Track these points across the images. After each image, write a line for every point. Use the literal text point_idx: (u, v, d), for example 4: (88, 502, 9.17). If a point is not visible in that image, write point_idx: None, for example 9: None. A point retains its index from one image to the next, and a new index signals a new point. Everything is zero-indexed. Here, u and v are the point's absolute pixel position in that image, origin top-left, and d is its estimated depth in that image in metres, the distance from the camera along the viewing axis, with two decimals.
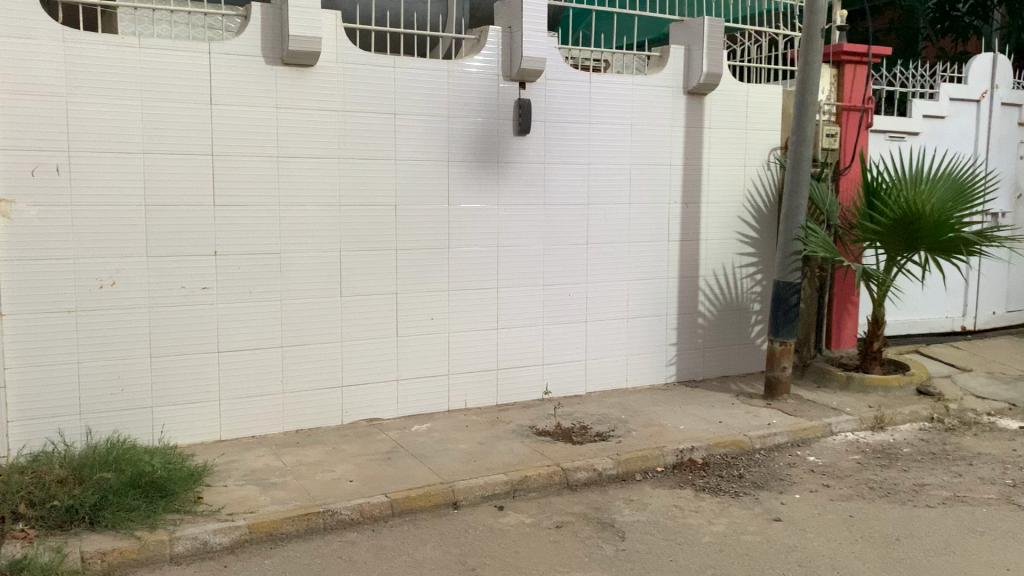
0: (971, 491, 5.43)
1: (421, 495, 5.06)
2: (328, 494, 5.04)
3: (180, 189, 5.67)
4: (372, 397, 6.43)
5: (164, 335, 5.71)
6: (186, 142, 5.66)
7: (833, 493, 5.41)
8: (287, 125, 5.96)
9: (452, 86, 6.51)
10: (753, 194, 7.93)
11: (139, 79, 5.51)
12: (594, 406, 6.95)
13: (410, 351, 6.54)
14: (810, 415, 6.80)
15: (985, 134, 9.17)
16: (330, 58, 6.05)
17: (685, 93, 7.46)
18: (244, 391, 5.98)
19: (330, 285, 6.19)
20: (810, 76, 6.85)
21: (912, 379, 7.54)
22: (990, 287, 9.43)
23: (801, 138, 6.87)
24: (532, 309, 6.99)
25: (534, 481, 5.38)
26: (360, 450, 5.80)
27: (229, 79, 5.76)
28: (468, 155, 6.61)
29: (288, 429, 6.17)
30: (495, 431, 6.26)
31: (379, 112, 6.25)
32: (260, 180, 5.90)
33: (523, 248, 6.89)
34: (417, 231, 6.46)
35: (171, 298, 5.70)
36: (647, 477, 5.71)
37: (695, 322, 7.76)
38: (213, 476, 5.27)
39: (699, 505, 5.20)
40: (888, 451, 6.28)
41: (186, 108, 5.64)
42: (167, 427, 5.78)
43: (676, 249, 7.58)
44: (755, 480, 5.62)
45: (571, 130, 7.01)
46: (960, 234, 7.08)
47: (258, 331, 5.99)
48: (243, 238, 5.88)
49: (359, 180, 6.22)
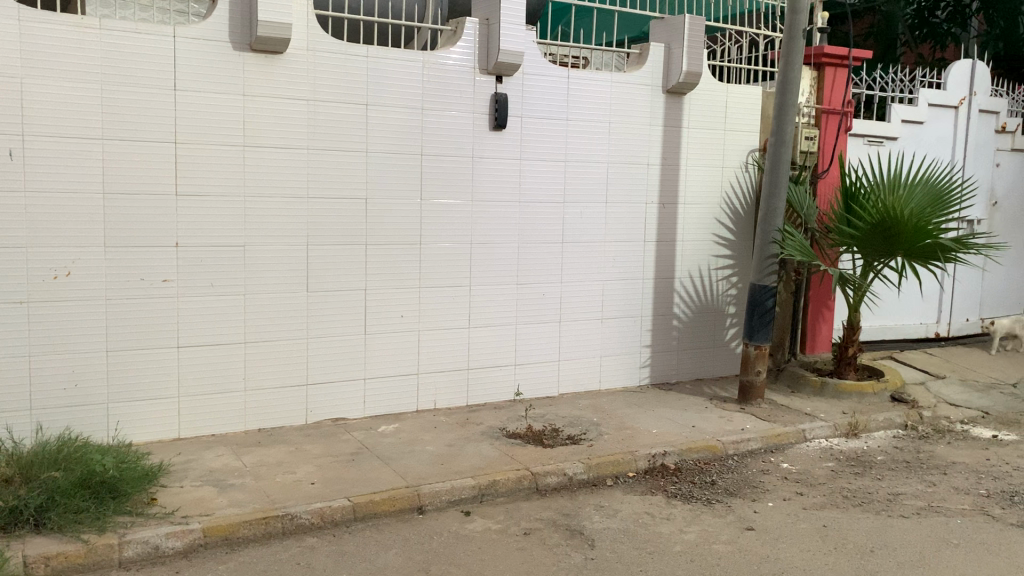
0: (945, 502, 5.35)
1: (385, 499, 4.89)
2: (288, 497, 4.86)
3: (140, 177, 5.46)
4: (338, 396, 6.25)
5: (122, 329, 5.49)
6: (149, 130, 5.45)
7: (806, 501, 5.32)
8: (255, 114, 5.76)
9: (427, 78, 6.34)
10: (731, 195, 7.83)
11: (99, 61, 5.29)
12: (566, 408, 6.81)
13: (378, 349, 6.37)
14: (784, 421, 6.71)
15: (962, 141, 9.14)
16: (300, 46, 5.87)
17: (664, 92, 7.34)
18: (204, 388, 5.78)
19: (296, 280, 6.00)
20: (791, 77, 6.74)
21: (886, 385, 7.48)
22: (964, 293, 9.41)
23: (780, 140, 6.77)
24: (504, 308, 6.84)
25: (502, 485, 5.23)
26: (324, 451, 5.62)
27: (194, 66, 5.55)
28: (442, 149, 6.44)
29: (250, 429, 5.98)
30: (465, 432, 6.10)
31: (351, 103, 6.07)
32: (225, 170, 5.70)
33: (497, 246, 6.74)
34: (388, 226, 6.28)
35: (130, 291, 5.49)
36: (619, 482, 5.58)
37: (670, 324, 7.65)
38: (169, 477, 5.07)
39: (671, 513, 5.07)
40: (862, 458, 6.20)
41: (148, 93, 5.43)
42: (123, 424, 5.57)
43: (652, 250, 7.46)
44: (728, 487, 5.52)
45: (547, 127, 6.86)
46: (937, 240, 7.01)
47: (221, 326, 5.79)
48: (207, 229, 5.67)
49: (328, 172, 6.04)
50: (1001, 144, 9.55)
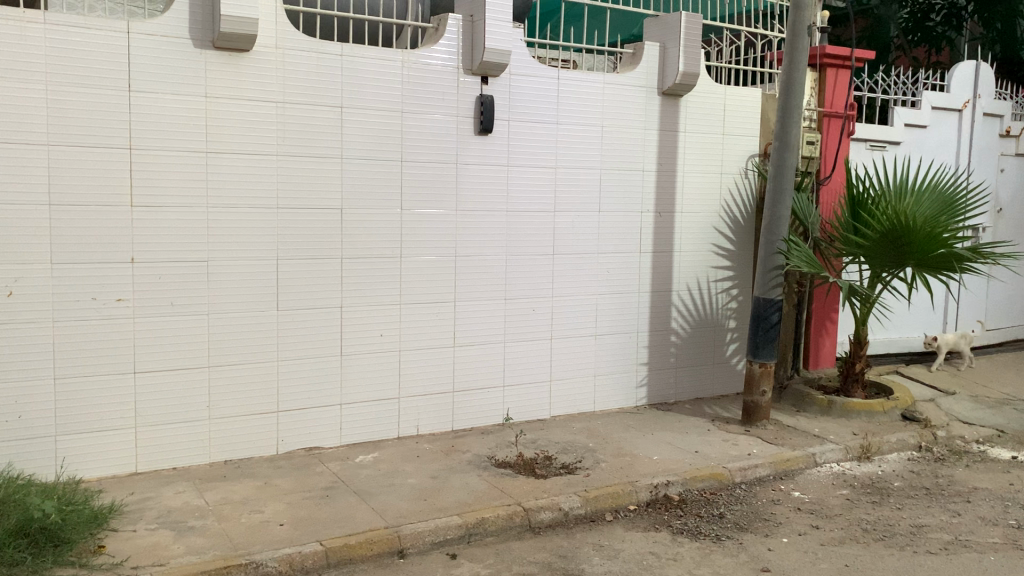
0: (973, 535, 4.91)
1: (361, 542, 4.40)
2: (253, 541, 4.36)
3: (91, 185, 4.96)
4: (312, 423, 5.76)
5: (71, 353, 4.99)
6: (101, 133, 4.96)
7: (823, 537, 4.87)
8: (218, 117, 5.28)
9: (407, 78, 5.88)
10: (730, 204, 7.40)
11: (44, 58, 4.80)
12: (559, 433, 6.34)
13: (356, 372, 5.88)
14: (792, 444, 6.27)
15: (966, 145, 8.76)
16: (268, 43, 5.40)
17: (659, 93, 6.92)
18: (165, 416, 5.28)
19: (264, 297, 5.51)
20: (794, 77, 6.31)
21: (897, 404, 7.05)
22: (970, 303, 9.03)
23: (784, 144, 6.36)
24: (491, 326, 6.37)
25: (491, 523, 4.76)
26: (296, 486, 5.13)
27: (152, 63, 5.07)
28: (424, 153, 5.97)
29: (215, 461, 5.47)
30: (450, 462, 5.62)
31: (323, 105, 5.59)
32: (184, 177, 5.20)
33: (482, 259, 6.27)
34: (366, 238, 5.80)
35: (80, 311, 4.99)
36: (618, 516, 5.11)
37: (667, 340, 7.20)
38: (122, 519, 4.56)
39: (678, 552, 4.61)
40: (878, 485, 5.76)
41: (98, 94, 4.94)
42: (72, 459, 5.05)
43: (648, 261, 7.02)
44: (737, 521, 5.06)
45: (534, 131, 6.41)
46: (952, 250, 6.56)
47: (183, 349, 5.29)
48: (165, 244, 5.18)
49: (299, 180, 5.56)
50: (1005, 149, 9.18)
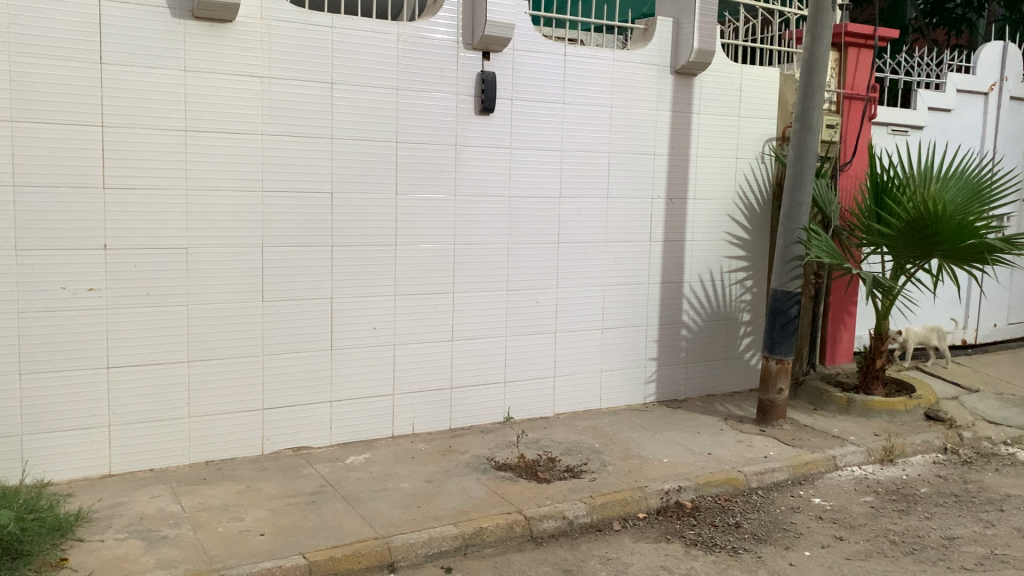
0: (1010, 549, 4.54)
1: (348, 556, 4.05)
2: (230, 553, 4.01)
3: (60, 165, 4.59)
4: (300, 421, 5.41)
5: (38, 346, 4.63)
6: (70, 110, 4.58)
7: (848, 550, 4.50)
8: (198, 93, 4.90)
9: (402, 54, 5.49)
10: (745, 191, 7.02)
11: (5, 28, 4.42)
12: (563, 432, 5.98)
13: (347, 367, 5.52)
14: (811, 445, 5.90)
15: (992, 130, 8.35)
16: (252, 14, 5.01)
17: (672, 72, 6.51)
18: (140, 415, 4.92)
19: (247, 286, 5.14)
20: (817, 55, 5.91)
21: (920, 402, 6.65)
22: (993, 295, 8.64)
23: (806, 126, 5.96)
24: (491, 320, 6.00)
25: (490, 534, 4.41)
26: (281, 490, 4.78)
27: (125, 33, 4.69)
28: (419, 135, 5.58)
29: (196, 462, 5.12)
30: (447, 464, 5.27)
31: (312, 81, 5.21)
32: (162, 158, 4.83)
33: (482, 249, 5.90)
34: (359, 224, 5.43)
35: (47, 303, 4.63)
36: (627, 525, 4.75)
37: (678, 334, 6.83)
38: (89, 528, 4.21)
39: (692, 567, 4.26)
40: (904, 491, 5.40)
41: (67, 67, 4.56)
42: (40, 460, 4.70)
43: (658, 251, 6.64)
44: (755, 532, 4.71)
45: (538, 111, 6.01)
46: (984, 240, 6.15)
47: (160, 342, 4.93)
48: (141, 230, 4.81)
49: (287, 162, 5.18)
50: None
